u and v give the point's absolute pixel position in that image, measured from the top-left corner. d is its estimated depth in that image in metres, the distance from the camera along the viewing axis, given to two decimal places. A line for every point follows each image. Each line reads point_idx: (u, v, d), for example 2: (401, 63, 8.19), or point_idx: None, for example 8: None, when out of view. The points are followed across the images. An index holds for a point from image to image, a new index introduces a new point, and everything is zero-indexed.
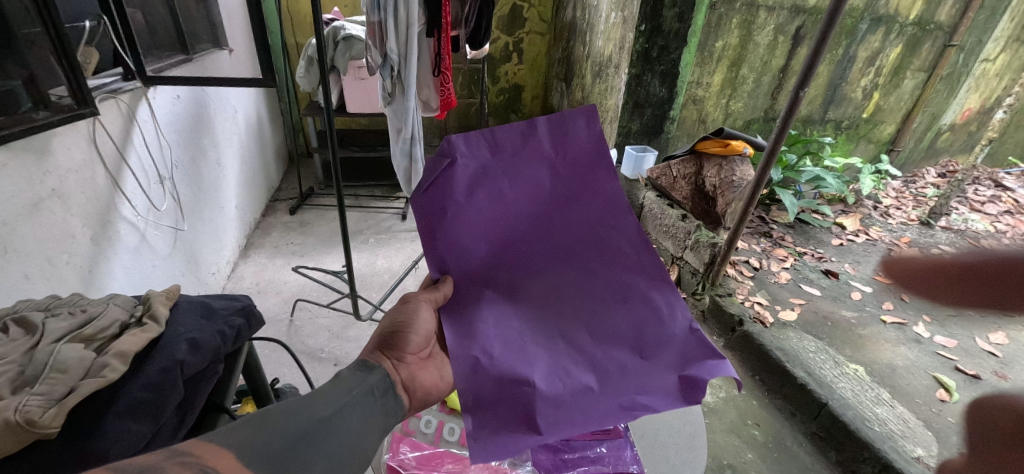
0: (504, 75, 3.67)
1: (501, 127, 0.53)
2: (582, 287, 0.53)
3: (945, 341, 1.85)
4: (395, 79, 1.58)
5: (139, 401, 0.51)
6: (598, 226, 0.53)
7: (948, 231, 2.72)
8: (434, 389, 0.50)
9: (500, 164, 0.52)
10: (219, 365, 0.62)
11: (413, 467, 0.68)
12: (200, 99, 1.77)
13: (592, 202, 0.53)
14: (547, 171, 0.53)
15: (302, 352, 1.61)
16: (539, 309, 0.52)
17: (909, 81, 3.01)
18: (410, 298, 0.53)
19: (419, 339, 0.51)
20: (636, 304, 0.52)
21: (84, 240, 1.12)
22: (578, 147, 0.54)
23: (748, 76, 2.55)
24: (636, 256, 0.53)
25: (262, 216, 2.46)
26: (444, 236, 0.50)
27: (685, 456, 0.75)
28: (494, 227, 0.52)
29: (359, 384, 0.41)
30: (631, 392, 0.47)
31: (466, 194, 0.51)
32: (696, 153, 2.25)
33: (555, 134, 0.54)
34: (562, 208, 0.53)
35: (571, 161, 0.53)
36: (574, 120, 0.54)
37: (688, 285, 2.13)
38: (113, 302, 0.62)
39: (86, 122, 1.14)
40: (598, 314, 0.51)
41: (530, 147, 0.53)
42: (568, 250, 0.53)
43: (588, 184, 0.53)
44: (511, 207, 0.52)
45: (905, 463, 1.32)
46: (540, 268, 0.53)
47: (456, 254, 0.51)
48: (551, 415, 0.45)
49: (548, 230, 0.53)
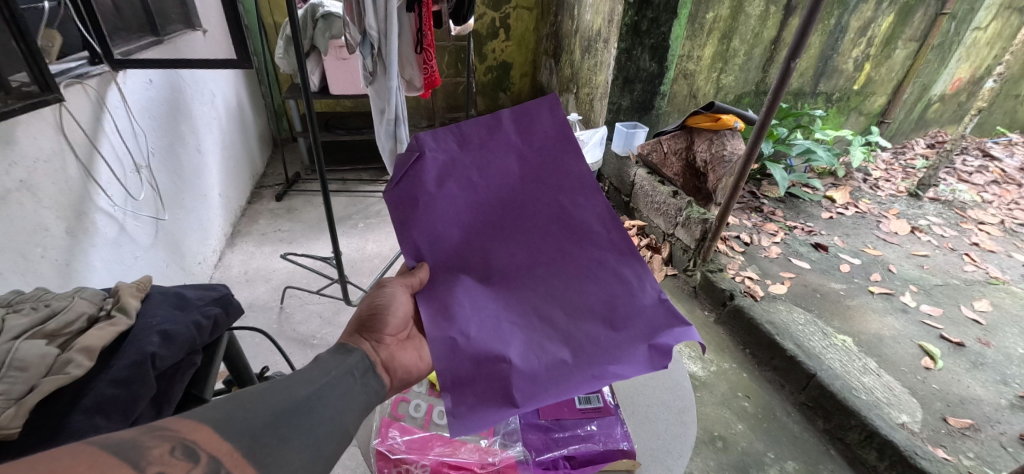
0: (491, 52, 3.58)
1: (466, 119, 0.51)
2: (557, 267, 0.53)
3: (931, 309, 1.88)
4: (375, 57, 1.53)
5: (106, 397, 0.49)
6: (570, 206, 0.52)
7: (936, 202, 2.74)
8: (415, 368, 0.52)
9: (468, 154, 0.51)
10: (197, 356, 0.60)
11: (403, 451, 0.67)
12: (174, 82, 1.70)
13: (563, 184, 0.52)
14: (515, 158, 0.52)
15: (294, 339, 1.60)
16: (517, 291, 0.52)
17: (901, 52, 2.98)
18: (386, 281, 0.54)
19: (397, 320, 0.53)
20: (609, 279, 0.52)
21: (59, 233, 1.09)
22: (545, 132, 0.52)
23: (739, 49, 2.50)
24: (606, 233, 0.52)
25: (248, 204, 2.42)
26: (417, 225, 0.50)
27: (675, 431, 0.75)
28: (466, 213, 0.51)
29: (337, 367, 0.44)
30: (603, 363, 0.49)
31: (435, 184, 0.50)
32: (687, 128, 2.20)
33: (522, 121, 0.52)
34: (534, 193, 0.52)
35: (540, 148, 0.52)
36: (539, 107, 0.52)
37: (679, 261, 2.15)
38: (80, 295, 0.59)
39: (52, 110, 1.10)
40: (571, 292, 0.52)
41: (497, 137, 0.52)
42: (542, 231, 0.52)
43: (559, 168, 0.52)
44: (484, 195, 0.52)
45: (891, 430, 1.35)
46: (514, 250, 0.52)
47: (430, 242, 0.51)
48: (527, 388, 0.47)
49: (521, 214, 0.52)
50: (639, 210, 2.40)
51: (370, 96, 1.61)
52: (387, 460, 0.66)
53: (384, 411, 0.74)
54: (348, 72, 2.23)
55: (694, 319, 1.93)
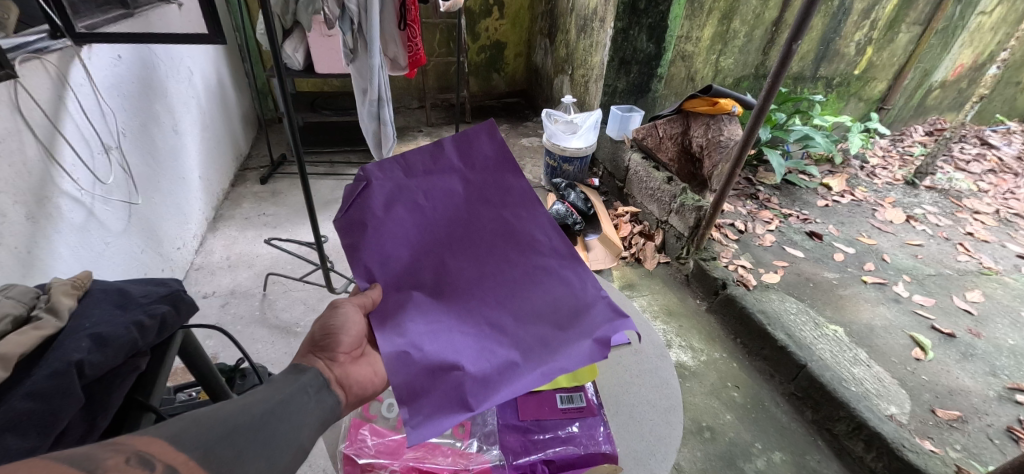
0: (484, 31, 3.46)
1: (410, 150, 0.59)
2: (502, 277, 0.61)
3: (923, 299, 1.87)
4: (356, 34, 1.46)
5: (19, 413, 0.42)
6: (512, 220, 0.62)
7: (932, 191, 2.71)
8: (369, 382, 0.55)
9: (414, 182, 0.59)
10: (141, 360, 0.53)
11: (373, 456, 0.64)
12: (147, 58, 1.63)
13: (504, 201, 0.62)
14: (459, 181, 0.61)
15: (276, 327, 1.57)
16: (465, 302, 0.59)
17: (904, 36, 2.91)
18: (336, 302, 0.57)
19: (350, 339, 0.56)
20: (550, 282, 0.61)
21: (18, 219, 1.04)
22: (484, 158, 0.61)
23: (739, 31, 2.43)
24: (547, 241, 0.62)
25: (231, 186, 2.35)
26: (369, 246, 0.57)
27: (660, 432, 0.71)
28: (415, 234, 0.59)
29: (292, 384, 0.47)
30: (550, 361, 0.56)
31: (386, 210, 0.58)
32: (683, 112, 2.13)
33: (462, 147, 0.61)
34: (478, 212, 0.61)
35: (479, 172, 0.61)
36: (477, 136, 0.61)
37: (672, 249, 2.12)
38: (7, 294, 0.51)
39: (6, 87, 1.04)
40: (518, 298, 0.60)
41: (440, 164, 0.60)
42: (487, 247, 0.61)
43: (499, 187, 0.61)
44: (432, 218, 0.60)
45: (879, 422, 1.34)
46: (462, 265, 0.60)
47: (381, 262, 0.58)
48: (480, 392, 0.53)
49: (467, 231, 0.60)
50: (633, 196, 2.35)
51: (352, 75, 1.54)
52: (355, 465, 0.63)
53: (355, 411, 0.71)
54: (333, 49, 2.14)
55: (685, 307, 1.91)
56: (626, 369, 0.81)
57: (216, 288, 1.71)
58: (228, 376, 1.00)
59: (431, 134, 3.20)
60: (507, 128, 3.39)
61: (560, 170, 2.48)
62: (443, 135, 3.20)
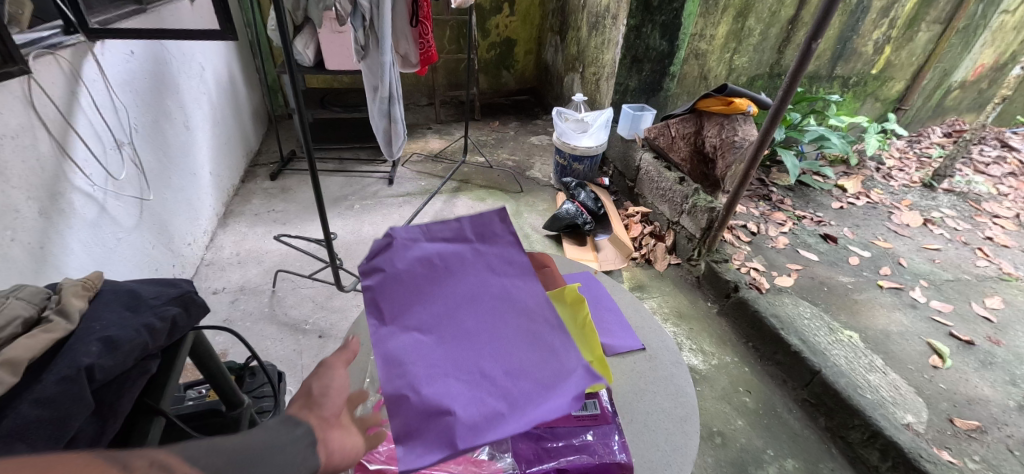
0: (494, 28, 3.43)
1: (433, 222, 0.69)
2: (497, 328, 0.61)
3: (941, 305, 1.82)
4: (368, 30, 1.45)
5: (28, 419, 0.41)
6: (513, 287, 0.66)
7: (950, 194, 2.65)
8: (352, 452, 0.43)
9: (431, 246, 0.67)
10: (151, 363, 0.52)
11: (383, 462, 0.63)
12: (159, 54, 1.63)
13: (507, 270, 0.67)
14: (469, 249, 0.68)
15: (285, 324, 1.57)
16: (461, 348, 0.59)
17: (924, 34, 2.85)
18: (321, 367, 0.50)
19: (336, 401, 0.47)
20: (544, 339, 0.61)
21: (32, 215, 1.05)
22: (494, 231, 0.70)
23: (754, 28, 2.38)
24: (544, 308, 0.65)
25: (241, 182, 2.36)
26: (383, 292, 0.62)
27: (676, 442, 0.69)
28: (424, 287, 0.64)
29: (281, 432, 0.39)
30: (539, 410, 0.53)
31: (401, 264, 0.64)
32: (696, 111, 2.06)
33: (476, 222, 0.71)
34: (482, 274, 0.66)
35: (488, 243, 0.69)
36: (491, 214, 0.72)
37: (682, 250, 2.09)
38: (18, 295, 0.51)
39: (20, 82, 1.04)
40: (510, 352, 0.59)
41: (456, 234, 0.69)
42: (486, 302, 0.63)
43: (502, 255, 0.68)
44: (440, 272, 0.65)
45: (895, 431, 1.31)
46: (461, 316, 0.62)
47: (391, 307, 0.62)
48: (467, 433, 0.50)
49: (469, 290, 0.64)
50: (643, 196, 2.33)
51: (363, 72, 1.52)
52: (366, 470, 0.62)
53: (366, 415, 0.70)
54: (343, 46, 2.13)
55: (696, 310, 1.88)
56: (640, 376, 0.79)
57: (226, 284, 1.71)
58: (237, 374, 0.99)
59: (440, 132, 3.19)
60: (516, 126, 3.37)
61: (570, 169, 2.45)
62: (452, 132, 3.19)
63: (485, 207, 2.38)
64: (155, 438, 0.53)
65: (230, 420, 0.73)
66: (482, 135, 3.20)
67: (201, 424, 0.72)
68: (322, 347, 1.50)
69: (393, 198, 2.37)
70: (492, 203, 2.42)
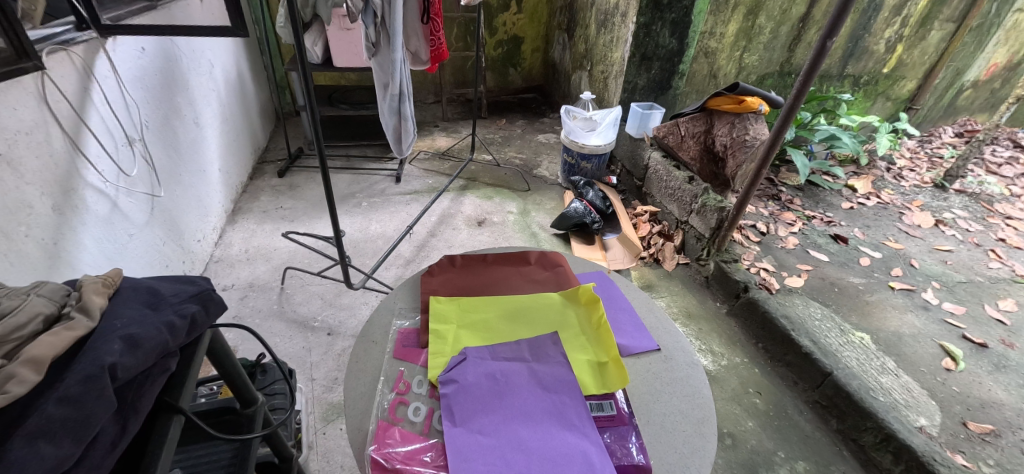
0: (502, 25, 3.42)
1: (500, 342, 0.79)
2: (556, 452, 0.63)
3: (954, 307, 1.80)
4: (378, 27, 1.44)
5: (53, 419, 0.41)
6: (556, 398, 0.70)
7: (962, 195, 2.62)
8: None
9: (493, 361, 0.75)
10: (171, 361, 0.52)
11: (399, 461, 0.62)
12: (169, 51, 1.63)
13: (555, 385, 0.72)
14: (524, 365, 0.75)
15: (294, 321, 1.57)
16: (499, 446, 0.63)
17: (937, 33, 2.81)
18: None
19: None
20: (577, 445, 0.64)
21: (44, 210, 1.05)
22: (549, 353, 0.77)
23: (765, 26, 2.36)
24: (583, 420, 0.67)
25: (249, 179, 2.36)
26: (447, 396, 0.69)
27: (693, 444, 0.68)
28: (480, 393, 0.70)
29: None
30: None
31: (466, 377, 0.72)
32: (707, 110, 2.06)
33: (532, 346, 0.78)
34: (531, 388, 0.71)
35: (542, 361, 0.75)
36: (545, 338, 0.79)
37: (691, 250, 2.08)
38: (38, 291, 0.50)
39: (34, 78, 1.04)
40: (545, 455, 0.62)
41: (514, 352, 0.77)
42: (529, 397, 0.70)
43: (555, 375, 0.73)
44: (498, 364, 0.74)
45: (908, 434, 1.29)
46: (504, 421, 0.66)
47: (449, 405, 0.68)
48: None
49: (516, 400, 0.69)
50: (652, 195, 2.31)
51: (373, 69, 1.51)
52: (383, 469, 0.61)
53: (381, 414, 0.69)
54: (352, 43, 2.13)
55: (705, 311, 1.86)
56: (655, 378, 0.78)
57: (234, 281, 1.71)
58: (249, 371, 1.00)
59: (447, 130, 3.18)
60: (523, 124, 3.36)
61: (578, 168, 2.44)
62: (459, 130, 3.19)
63: (493, 205, 2.37)
64: (175, 437, 0.52)
65: (245, 419, 0.71)
66: (489, 133, 3.19)
67: (216, 421, 0.72)
68: (330, 345, 1.50)
69: (400, 195, 2.37)
70: (500, 202, 2.41)
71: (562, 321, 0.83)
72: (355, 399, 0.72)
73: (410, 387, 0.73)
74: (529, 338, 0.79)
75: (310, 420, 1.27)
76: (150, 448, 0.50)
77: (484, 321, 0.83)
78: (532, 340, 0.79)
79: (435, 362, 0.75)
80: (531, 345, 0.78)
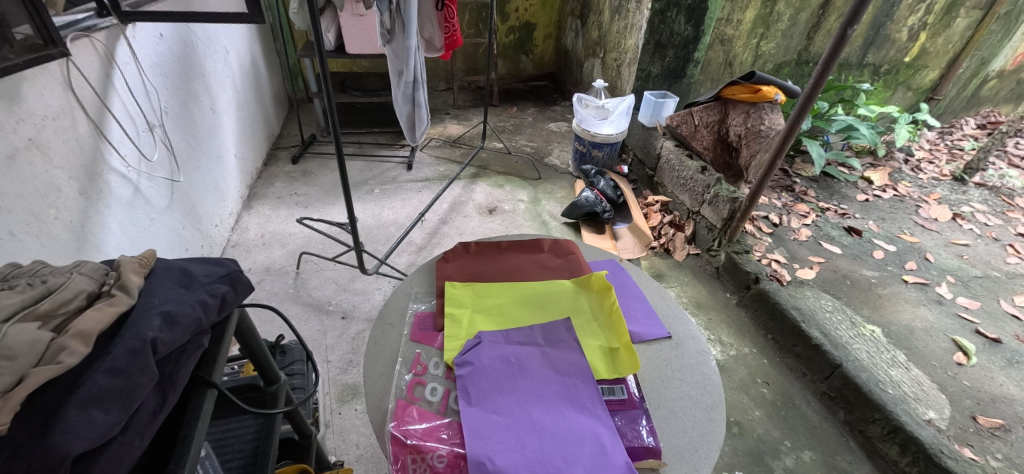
0: (514, 11, 3.38)
1: (514, 327, 0.80)
2: (569, 432, 0.65)
3: (968, 302, 1.78)
4: (394, 13, 1.42)
5: (103, 389, 0.44)
6: (569, 384, 0.71)
7: (982, 188, 2.56)
8: None
9: (507, 346, 0.77)
10: (204, 338, 0.55)
11: (417, 437, 0.65)
12: (186, 37, 1.65)
13: (567, 370, 0.73)
14: (537, 351, 0.76)
15: (310, 304, 1.61)
16: (514, 427, 0.65)
17: (962, 21, 2.72)
18: None
19: None
20: (587, 426, 0.66)
21: (72, 194, 1.08)
22: (562, 340, 0.78)
23: (784, 13, 2.31)
24: (593, 405, 0.69)
25: (263, 165, 2.39)
26: (464, 379, 0.72)
27: (703, 428, 0.70)
28: (495, 378, 0.71)
29: None
30: None
31: (481, 361, 0.74)
32: (721, 99, 2.03)
33: (546, 332, 0.80)
34: (543, 373, 0.73)
35: (555, 346, 0.77)
36: (559, 326, 0.81)
37: (702, 240, 2.07)
38: (79, 271, 0.53)
39: (58, 64, 1.07)
40: (556, 435, 0.64)
41: (528, 337, 0.78)
42: (542, 383, 0.71)
43: (569, 359, 0.75)
44: (512, 350, 0.76)
45: (916, 426, 1.30)
46: (518, 405, 0.68)
47: (465, 389, 0.70)
48: None
49: (529, 385, 0.71)
50: (664, 186, 2.30)
51: (388, 56, 1.51)
52: (403, 446, 0.63)
53: (399, 393, 0.72)
54: (366, 29, 2.13)
55: (714, 300, 1.87)
56: (666, 364, 0.80)
57: (252, 264, 1.75)
58: (269, 351, 1.04)
59: (458, 117, 3.19)
60: (535, 112, 3.35)
61: (590, 156, 2.44)
62: (470, 118, 3.19)
63: (504, 193, 2.38)
64: (208, 410, 0.55)
65: (268, 396, 0.75)
66: (500, 121, 3.18)
67: (241, 397, 0.75)
68: (345, 328, 1.53)
69: (412, 183, 2.39)
70: (511, 190, 2.42)
71: (574, 307, 0.85)
72: (375, 378, 0.75)
73: (427, 369, 0.75)
74: (542, 324, 0.81)
75: (325, 400, 1.31)
76: (186, 420, 0.53)
77: (497, 307, 0.84)
78: (546, 325, 0.81)
79: (451, 346, 0.77)
80: (545, 330, 0.80)
